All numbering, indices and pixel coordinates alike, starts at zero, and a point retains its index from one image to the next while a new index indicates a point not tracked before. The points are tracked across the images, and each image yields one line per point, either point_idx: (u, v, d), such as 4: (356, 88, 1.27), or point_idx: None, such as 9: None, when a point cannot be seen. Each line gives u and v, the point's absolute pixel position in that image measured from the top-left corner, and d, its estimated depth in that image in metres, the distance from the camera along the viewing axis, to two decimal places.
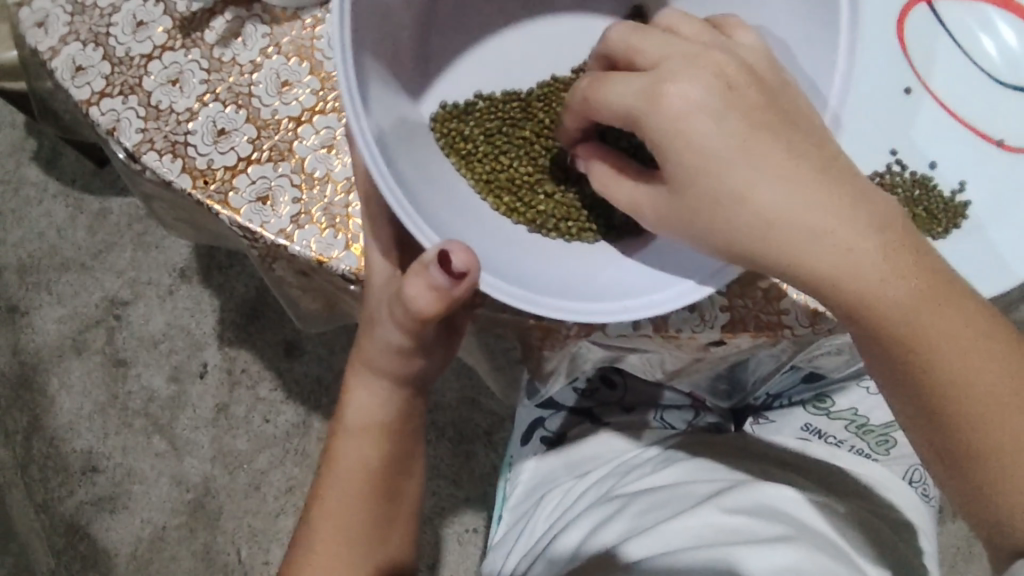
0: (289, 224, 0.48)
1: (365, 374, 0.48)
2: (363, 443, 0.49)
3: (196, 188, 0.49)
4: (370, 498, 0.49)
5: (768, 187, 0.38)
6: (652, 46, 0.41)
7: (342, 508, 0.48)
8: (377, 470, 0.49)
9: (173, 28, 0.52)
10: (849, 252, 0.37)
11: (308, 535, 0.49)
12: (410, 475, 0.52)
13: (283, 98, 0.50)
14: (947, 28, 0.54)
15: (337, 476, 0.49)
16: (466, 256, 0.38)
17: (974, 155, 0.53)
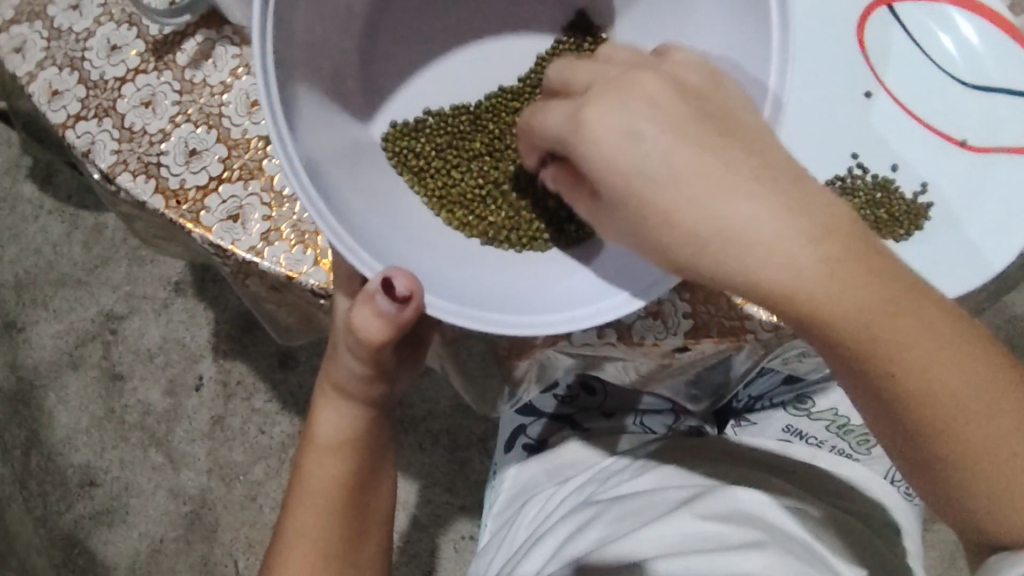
0: (259, 241, 0.49)
1: (334, 396, 0.50)
2: (333, 459, 0.50)
3: (169, 208, 0.50)
4: (342, 512, 0.49)
5: (704, 203, 0.34)
6: (583, 74, 0.40)
7: (313, 523, 0.49)
8: (348, 486, 0.50)
9: (146, 51, 0.53)
10: (798, 268, 0.32)
11: (279, 553, 0.49)
12: (379, 489, 0.53)
13: (252, 117, 0.51)
14: (906, 27, 0.55)
15: (305, 492, 0.49)
16: (408, 279, 0.39)
17: (938, 156, 0.54)
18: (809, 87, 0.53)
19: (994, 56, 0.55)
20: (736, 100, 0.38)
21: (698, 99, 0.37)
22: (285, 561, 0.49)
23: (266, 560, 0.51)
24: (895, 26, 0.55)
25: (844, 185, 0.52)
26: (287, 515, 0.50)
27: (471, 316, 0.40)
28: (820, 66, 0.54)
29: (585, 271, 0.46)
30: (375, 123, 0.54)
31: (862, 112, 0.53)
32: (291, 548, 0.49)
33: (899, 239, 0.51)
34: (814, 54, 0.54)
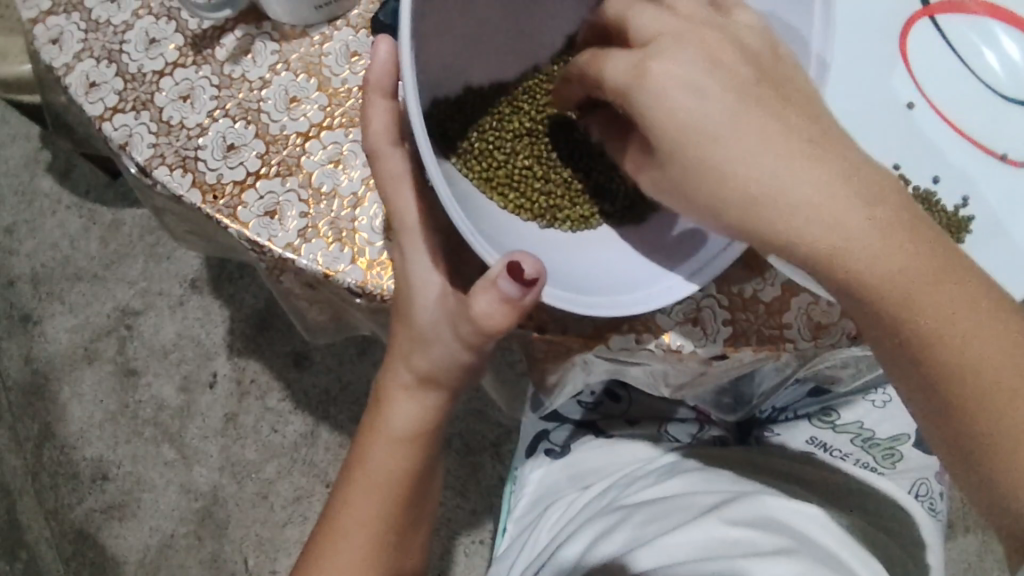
0: (297, 237, 0.48)
1: (411, 388, 0.49)
2: (391, 456, 0.50)
3: (206, 203, 0.49)
4: (403, 502, 0.51)
5: (761, 160, 0.37)
6: (647, 22, 0.41)
7: (358, 522, 0.50)
8: (396, 484, 0.50)
9: (185, 46, 0.53)
10: (835, 223, 0.35)
11: (320, 549, 0.50)
12: (432, 477, 0.54)
13: (292, 113, 0.51)
14: (947, 40, 0.55)
15: (369, 483, 0.50)
16: (536, 264, 0.39)
17: (978, 167, 0.53)
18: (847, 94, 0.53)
19: None
20: (788, 70, 0.40)
21: (756, 63, 0.40)
22: (327, 559, 0.50)
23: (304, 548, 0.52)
24: (936, 37, 0.55)
25: None
26: (330, 510, 0.51)
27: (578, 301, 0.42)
28: (860, 74, 0.53)
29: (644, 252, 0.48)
30: None
31: (905, 125, 0.53)
32: (334, 544, 0.50)
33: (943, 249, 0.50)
34: (858, 62, 0.53)
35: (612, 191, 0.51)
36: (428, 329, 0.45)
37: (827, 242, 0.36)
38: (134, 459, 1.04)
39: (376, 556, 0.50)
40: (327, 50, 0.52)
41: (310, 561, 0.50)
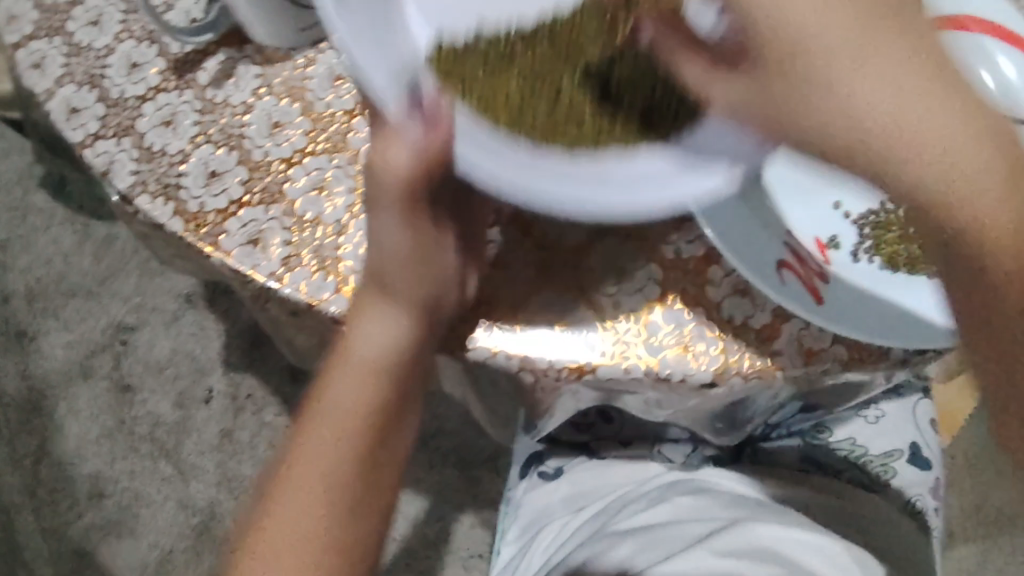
0: (279, 266, 0.47)
1: (345, 364, 0.44)
2: (333, 447, 0.43)
3: (188, 232, 0.49)
4: (329, 509, 0.43)
5: (869, 86, 0.31)
6: None
7: (295, 526, 0.43)
8: (339, 478, 0.43)
9: (167, 70, 0.52)
10: (956, 165, 0.30)
11: (245, 570, 0.42)
12: (377, 486, 0.45)
13: (275, 139, 0.50)
14: (949, 56, 0.52)
15: (291, 474, 0.44)
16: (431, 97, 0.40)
17: None
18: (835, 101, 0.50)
19: None
20: None
21: None
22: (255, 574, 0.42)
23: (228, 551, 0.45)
24: (935, 53, 0.52)
25: (877, 218, 0.48)
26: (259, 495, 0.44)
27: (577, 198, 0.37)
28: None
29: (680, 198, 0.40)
30: None
31: None
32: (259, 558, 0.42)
33: None
34: None
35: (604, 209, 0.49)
36: (397, 291, 0.44)
37: (939, 194, 0.31)
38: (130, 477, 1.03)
39: (293, 571, 0.43)
40: (310, 73, 0.51)
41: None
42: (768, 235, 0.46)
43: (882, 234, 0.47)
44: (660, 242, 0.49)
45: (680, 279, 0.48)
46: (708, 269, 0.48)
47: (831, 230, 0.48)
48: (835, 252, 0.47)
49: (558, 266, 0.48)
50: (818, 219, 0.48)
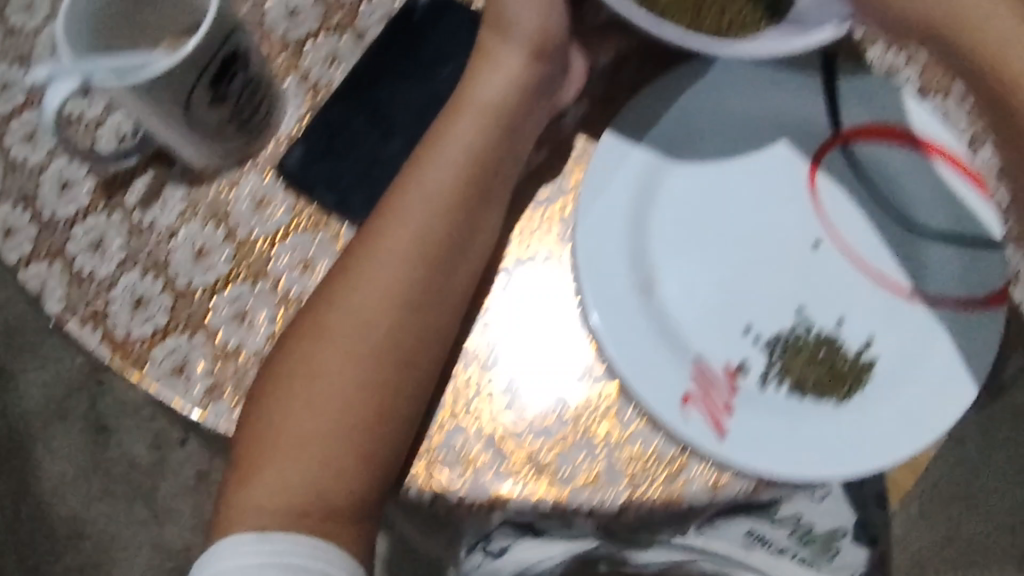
0: (202, 396, 0.50)
1: (342, 320, 0.47)
2: (346, 309, 0.48)
3: (115, 359, 0.51)
4: (316, 437, 0.46)
5: None
6: None
7: (302, 394, 0.47)
8: (345, 411, 0.47)
9: (97, 190, 0.53)
10: None
11: (246, 448, 0.47)
12: (362, 453, 0.46)
13: (199, 266, 0.52)
14: (865, 173, 0.52)
15: (281, 418, 0.47)
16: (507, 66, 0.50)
17: (886, 309, 0.50)
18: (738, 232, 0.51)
19: (948, 203, 0.52)
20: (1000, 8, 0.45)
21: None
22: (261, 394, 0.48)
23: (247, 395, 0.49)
24: (851, 170, 0.52)
25: (786, 341, 0.49)
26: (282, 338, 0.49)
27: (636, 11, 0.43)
28: (759, 215, 0.52)
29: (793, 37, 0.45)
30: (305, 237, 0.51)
31: (811, 266, 0.51)
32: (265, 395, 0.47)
33: (842, 398, 0.48)
34: (753, 203, 0.52)
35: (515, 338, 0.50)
36: (410, 251, 0.48)
37: None
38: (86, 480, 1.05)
39: (292, 458, 0.47)
40: (235, 197, 0.52)
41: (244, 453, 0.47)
42: (675, 360, 0.48)
43: (789, 358, 0.49)
44: (570, 370, 0.50)
45: (590, 408, 0.49)
46: (617, 401, 0.49)
47: (740, 355, 0.49)
48: (743, 378, 0.49)
49: (468, 398, 0.49)
50: (726, 345, 0.49)
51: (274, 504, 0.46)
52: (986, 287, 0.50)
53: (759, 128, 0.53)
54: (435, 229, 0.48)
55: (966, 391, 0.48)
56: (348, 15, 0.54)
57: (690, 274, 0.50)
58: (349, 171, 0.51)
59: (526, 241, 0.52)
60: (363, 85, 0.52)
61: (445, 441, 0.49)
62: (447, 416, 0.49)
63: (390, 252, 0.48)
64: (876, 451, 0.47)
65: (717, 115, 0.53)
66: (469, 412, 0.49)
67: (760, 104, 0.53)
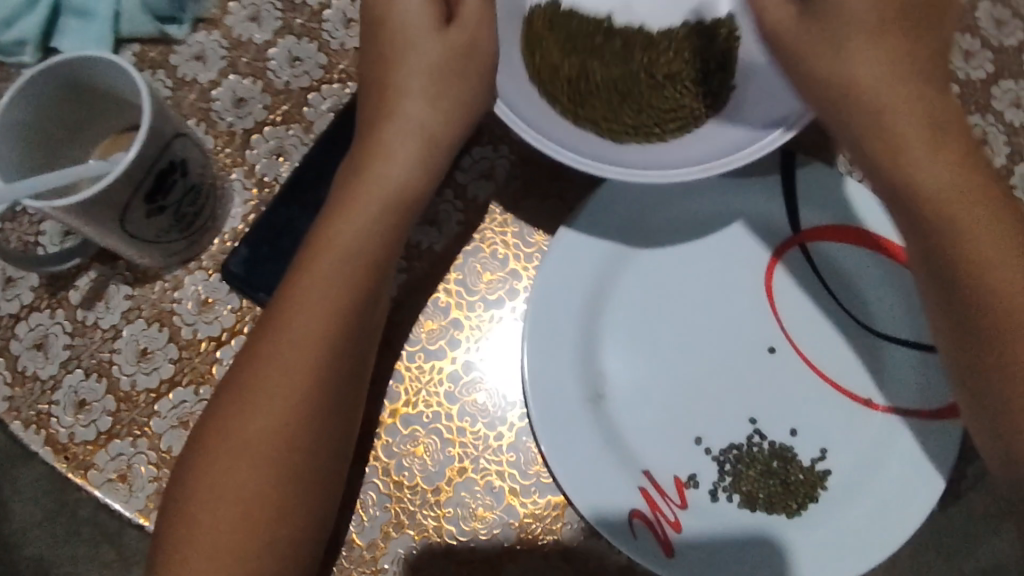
0: (146, 503, 0.49)
1: (273, 358, 0.42)
2: (283, 358, 0.42)
3: (59, 463, 0.49)
4: (257, 497, 0.41)
5: (863, 78, 0.42)
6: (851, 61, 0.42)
7: (233, 456, 0.41)
8: (292, 471, 0.41)
9: (40, 286, 0.52)
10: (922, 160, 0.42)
11: (187, 515, 0.41)
12: (307, 497, 0.42)
13: (143, 366, 0.51)
14: (822, 274, 0.51)
15: (214, 484, 0.41)
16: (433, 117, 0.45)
17: (838, 418, 0.50)
18: (693, 334, 0.51)
19: (907, 307, 0.51)
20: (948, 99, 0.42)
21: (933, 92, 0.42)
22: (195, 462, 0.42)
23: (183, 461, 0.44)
24: (809, 271, 0.52)
25: (738, 453, 0.49)
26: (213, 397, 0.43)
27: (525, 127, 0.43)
28: (715, 317, 0.51)
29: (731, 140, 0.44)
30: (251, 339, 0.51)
31: (762, 373, 0.50)
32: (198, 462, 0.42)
33: (792, 513, 0.48)
34: (709, 303, 0.51)
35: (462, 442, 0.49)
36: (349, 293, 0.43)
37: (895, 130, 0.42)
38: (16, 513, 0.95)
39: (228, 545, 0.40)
40: (179, 296, 0.52)
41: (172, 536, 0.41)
42: (622, 475, 0.48)
43: (741, 471, 0.49)
44: (517, 480, 0.49)
45: (537, 519, 0.48)
46: (564, 511, 0.49)
47: (690, 469, 0.49)
48: (693, 491, 0.49)
49: (413, 510, 0.48)
50: (675, 457, 0.49)
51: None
52: (946, 397, 0.49)
53: (710, 222, 0.52)
54: (371, 260, 0.44)
55: (930, 495, 0.47)
56: (295, 106, 0.54)
57: (640, 384, 0.50)
58: None
59: (471, 345, 0.51)
60: (307, 183, 0.51)
61: (389, 554, 0.48)
62: (390, 528, 0.48)
63: (327, 290, 0.42)
64: (826, 565, 0.47)
65: (671, 210, 0.52)
66: (414, 524, 0.48)
67: (714, 200, 0.52)
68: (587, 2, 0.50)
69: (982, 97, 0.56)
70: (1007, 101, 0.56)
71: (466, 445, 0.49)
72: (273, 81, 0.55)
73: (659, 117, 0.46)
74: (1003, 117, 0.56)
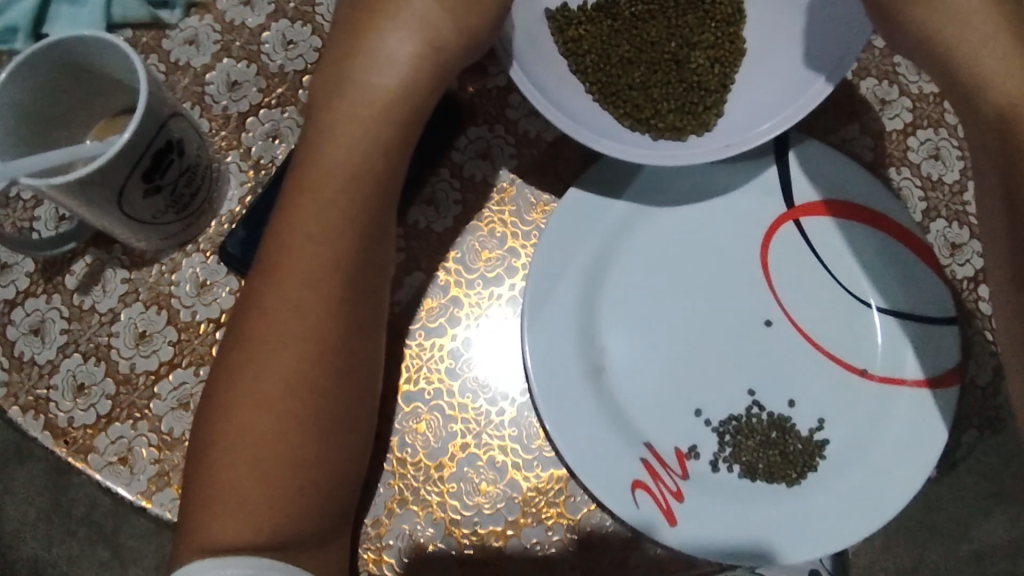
0: (147, 486, 0.48)
1: (287, 303, 0.42)
2: (285, 331, 0.42)
3: (57, 447, 0.49)
4: (285, 444, 0.42)
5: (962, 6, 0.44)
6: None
7: (255, 405, 0.42)
8: (312, 432, 0.42)
9: (35, 272, 0.52)
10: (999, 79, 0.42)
11: (215, 475, 0.41)
12: (330, 444, 0.43)
13: (142, 349, 0.51)
14: (815, 247, 0.52)
15: (241, 434, 0.41)
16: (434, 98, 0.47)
17: (834, 388, 0.50)
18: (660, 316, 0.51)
19: (900, 277, 0.51)
20: None
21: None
22: (207, 439, 0.42)
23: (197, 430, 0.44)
24: (801, 244, 0.52)
25: (737, 424, 0.50)
26: (212, 377, 0.44)
27: (592, 136, 0.46)
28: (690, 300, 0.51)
29: (769, 120, 0.46)
30: None
31: (756, 345, 0.51)
32: (212, 437, 0.42)
33: (792, 481, 0.49)
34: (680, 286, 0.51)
35: (464, 418, 0.50)
36: (345, 260, 0.43)
37: (979, 62, 0.43)
38: (6, 515, 0.93)
39: (262, 496, 0.41)
40: (177, 278, 0.52)
41: (196, 510, 0.41)
42: (622, 452, 0.48)
43: (741, 442, 0.49)
44: (519, 454, 0.49)
45: (540, 493, 0.49)
46: (566, 484, 0.49)
47: (690, 440, 0.50)
48: (693, 462, 0.49)
49: (415, 485, 0.48)
50: (666, 430, 0.49)
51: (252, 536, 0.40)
52: (939, 367, 0.50)
53: (703, 198, 0.53)
54: (370, 212, 0.44)
55: (925, 461, 0.48)
56: (291, 89, 0.54)
57: (624, 363, 0.50)
58: None
59: (471, 322, 0.51)
60: None
61: (393, 530, 0.48)
62: (394, 504, 0.48)
63: (327, 261, 0.43)
64: (828, 532, 0.47)
65: (668, 185, 0.52)
66: (418, 500, 0.48)
67: (708, 175, 0.53)
68: (623, 41, 0.52)
69: None
70: None
71: (468, 421, 0.50)
72: (267, 65, 0.55)
73: (693, 96, 0.50)
74: None
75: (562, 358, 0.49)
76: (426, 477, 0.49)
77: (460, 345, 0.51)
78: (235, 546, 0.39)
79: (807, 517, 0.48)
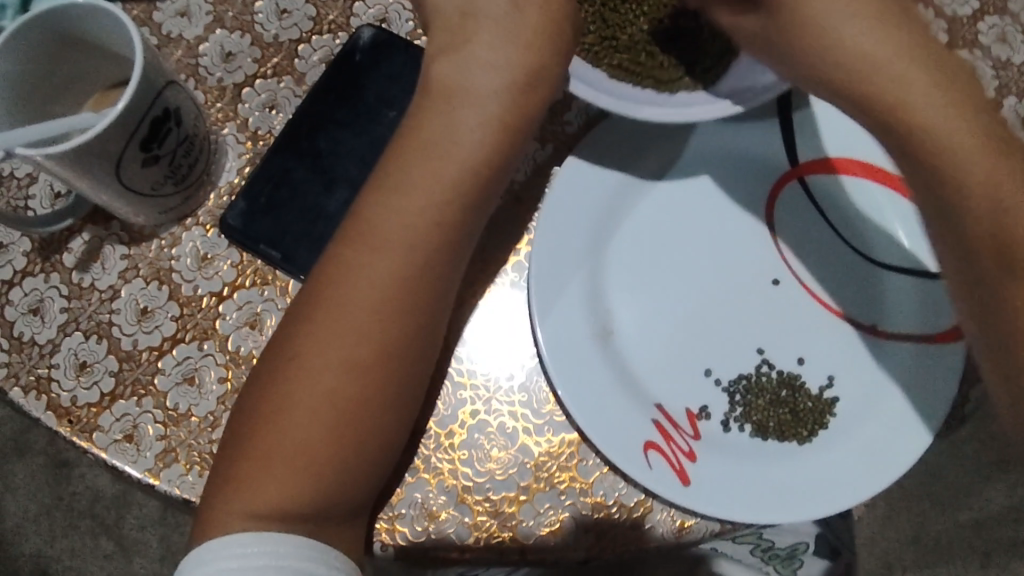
0: (154, 462, 0.48)
1: (361, 274, 0.42)
2: (354, 306, 0.42)
3: (61, 426, 0.48)
4: (338, 426, 0.41)
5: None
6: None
7: (313, 380, 0.41)
8: (363, 415, 0.41)
9: (33, 251, 0.51)
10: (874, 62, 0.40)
11: (255, 444, 0.41)
12: (381, 428, 0.42)
13: (144, 325, 0.50)
14: (820, 205, 0.52)
15: (291, 405, 0.41)
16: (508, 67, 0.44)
17: (844, 346, 0.50)
18: (714, 281, 0.51)
19: (906, 234, 0.51)
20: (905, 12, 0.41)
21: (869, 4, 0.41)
22: (255, 402, 0.42)
23: (246, 395, 0.43)
24: (805, 201, 0.52)
25: (747, 384, 0.50)
26: (274, 345, 0.44)
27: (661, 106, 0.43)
28: (732, 263, 0.51)
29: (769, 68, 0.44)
30: (253, 291, 0.50)
31: (766, 304, 0.51)
32: (262, 402, 0.42)
33: (805, 438, 0.48)
34: (734, 249, 0.51)
35: (474, 384, 0.49)
36: (424, 237, 0.43)
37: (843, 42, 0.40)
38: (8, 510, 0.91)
39: (306, 471, 0.40)
40: (177, 253, 0.51)
41: (231, 474, 0.41)
42: (634, 411, 0.48)
43: (751, 401, 0.49)
44: (530, 420, 0.49)
45: (552, 457, 0.48)
46: (578, 449, 0.49)
47: (701, 400, 0.49)
48: (705, 422, 0.49)
49: (426, 453, 0.48)
50: (682, 390, 0.49)
51: (281, 504, 0.40)
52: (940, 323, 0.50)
53: (705, 160, 0.52)
54: (462, 194, 0.43)
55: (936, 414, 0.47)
56: (285, 59, 0.53)
57: (657, 330, 0.50)
58: (293, 222, 0.50)
59: (475, 291, 0.50)
60: (303, 132, 0.51)
61: (405, 499, 0.47)
62: (407, 472, 0.48)
63: (402, 240, 0.42)
64: (840, 486, 0.47)
65: (672, 144, 0.52)
66: (429, 468, 0.48)
67: (712, 135, 0.52)
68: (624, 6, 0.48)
69: (968, 33, 0.56)
70: (992, 36, 0.56)
71: (478, 387, 0.49)
72: (262, 35, 0.54)
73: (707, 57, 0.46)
74: (988, 52, 0.56)
75: (592, 325, 0.49)
76: (438, 445, 0.48)
77: (466, 313, 0.50)
78: (259, 512, 0.39)
79: (819, 471, 0.47)
